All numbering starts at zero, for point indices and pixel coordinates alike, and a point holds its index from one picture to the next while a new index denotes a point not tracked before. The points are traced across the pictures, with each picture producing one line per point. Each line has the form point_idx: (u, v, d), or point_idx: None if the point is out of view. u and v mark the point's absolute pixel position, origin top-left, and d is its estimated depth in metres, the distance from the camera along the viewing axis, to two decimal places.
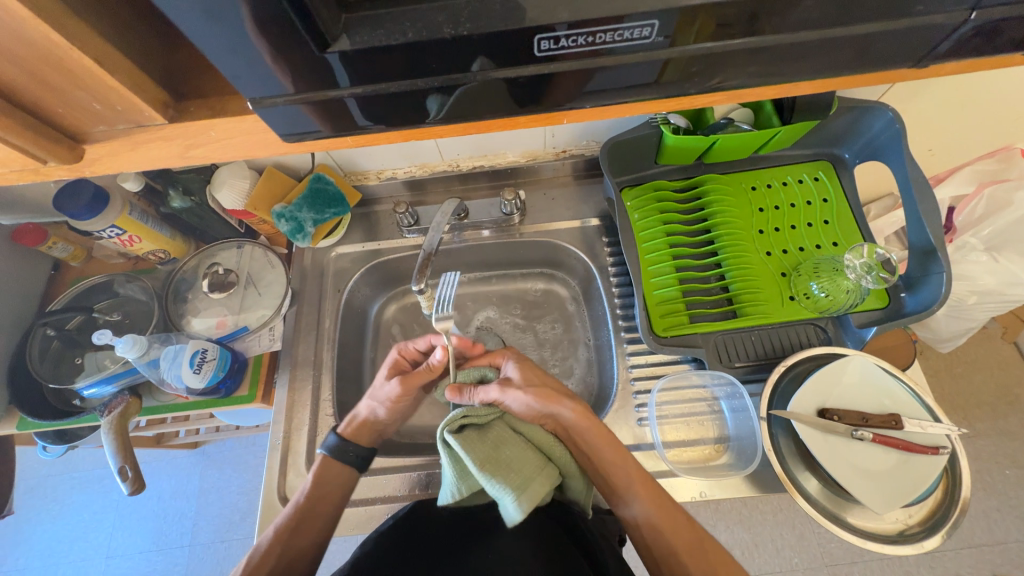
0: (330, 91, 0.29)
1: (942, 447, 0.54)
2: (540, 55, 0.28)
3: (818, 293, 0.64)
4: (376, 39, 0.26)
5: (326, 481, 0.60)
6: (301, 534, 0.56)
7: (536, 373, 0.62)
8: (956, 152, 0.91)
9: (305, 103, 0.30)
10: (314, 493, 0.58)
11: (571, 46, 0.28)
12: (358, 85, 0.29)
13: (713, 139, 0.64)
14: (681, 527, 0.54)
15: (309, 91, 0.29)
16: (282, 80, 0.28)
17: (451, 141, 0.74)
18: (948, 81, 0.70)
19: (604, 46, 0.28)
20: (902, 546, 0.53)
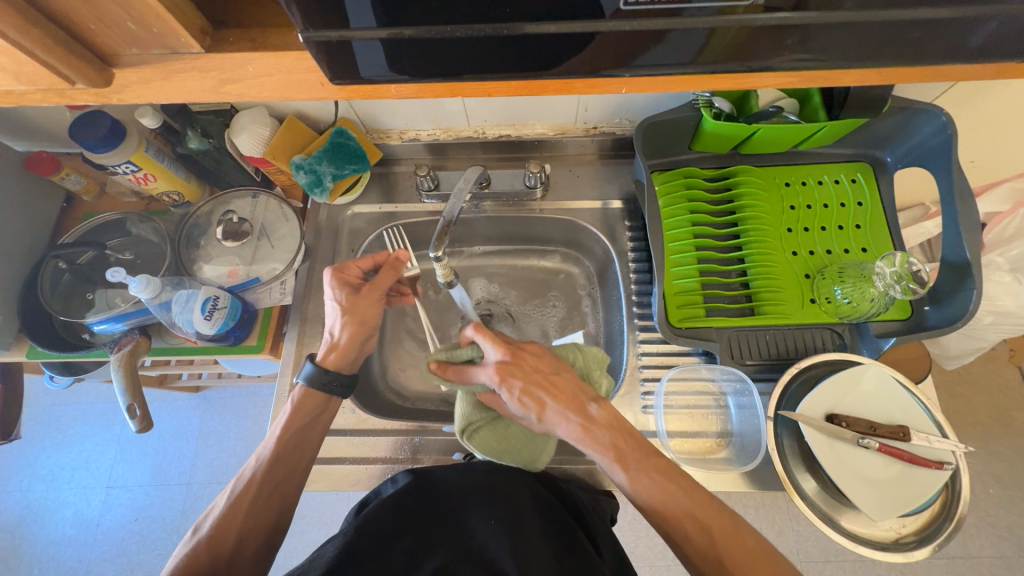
0: (353, 30, 0.26)
1: (946, 463, 0.54)
2: (610, 14, 0.26)
3: (841, 298, 0.63)
4: None
5: (303, 407, 0.60)
6: (288, 480, 0.57)
7: (521, 375, 0.54)
8: (995, 165, 0.88)
9: (324, 44, 0.27)
10: (295, 431, 0.59)
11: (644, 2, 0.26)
12: (384, 28, 0.26)
13: (755, 128, 0.62)
14: (700, 540, 0.47)
15: (336, 28, 0.26)
16: (296, 12, 0.26)
17: (479, 105, 0.71)
18: (1003, 89, 0.67)
19: (678, 5, 0.26)
20: (893, 553, 0.54)
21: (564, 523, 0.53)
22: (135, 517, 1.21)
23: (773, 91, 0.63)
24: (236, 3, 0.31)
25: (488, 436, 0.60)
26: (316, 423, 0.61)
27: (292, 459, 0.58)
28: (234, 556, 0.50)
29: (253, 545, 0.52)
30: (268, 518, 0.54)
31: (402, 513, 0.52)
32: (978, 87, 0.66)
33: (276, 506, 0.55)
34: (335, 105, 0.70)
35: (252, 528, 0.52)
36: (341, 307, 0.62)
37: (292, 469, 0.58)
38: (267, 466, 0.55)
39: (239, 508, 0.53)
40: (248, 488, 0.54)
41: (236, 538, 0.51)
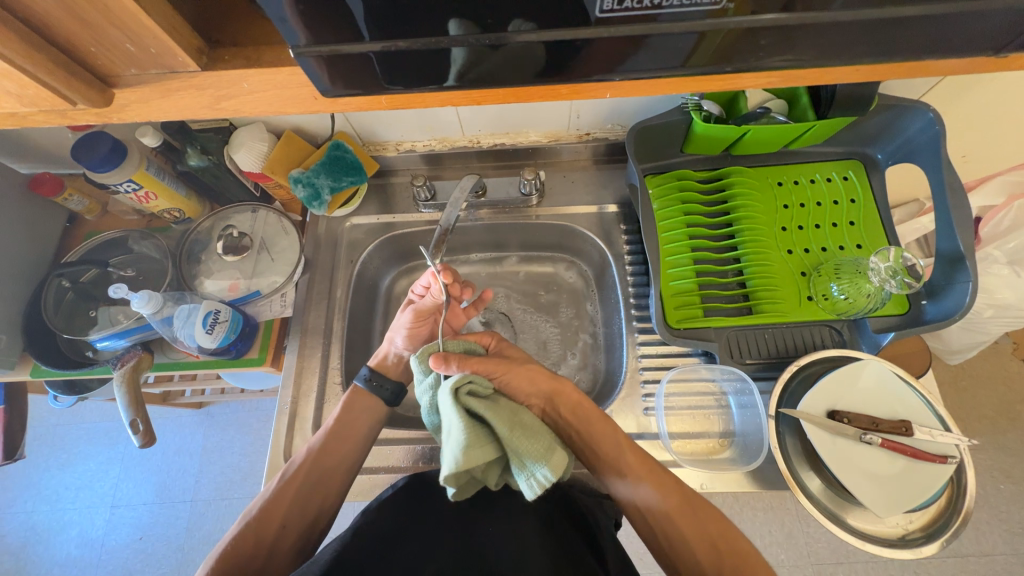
0: (347, 45, 0.27)
1: (950, 457, 0.54)
2: (597, 15, 0.27)
3: (838, 295, 0.63)
4: None
5: (356, 407, 0.61)
6: (332, 473, 0.57)
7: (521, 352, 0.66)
8: (987, 159, 0.89)
9: (319, 57, 0.28)
10: (343, 422, 0.59)
11: (625, 8, 0.27)
12: (377, 41, 0.27)
13: (745, 130, 0.63)
14: (668, 489, 0.54)
15: (330, 43, 0.27)
16: (291, 29, 0.26)
17: (473, 114, 0.72)
18: (990, 84, 0.68)
19: (655, 9, 0.27)
20: (899, 549, 0.53)
21: (563, 530, 0.53)
22: (140, 536, 1.20)
23: (761, 92, 0.64)
24: (232, 22, 0.32)
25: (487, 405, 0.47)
26: (365, 422, 0.61)
27: (339, 452, 0.58)
28: (274, 544, 0.52)
29: (294, 534, 0.53)
30: (311, 507, 0.55)
31: (405, 516, 0.52)
32: (965, 83, 0.67)
33: (319, 501, 0.55)
34: (332, 119, 0.72)
35: (295, 517, 0.53)
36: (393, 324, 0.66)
37: (341, 463, 0.58)
38: (315, 457, 0.56)
39: (286, 491, 0.54)
40: (294, 477, 0.55)
41: (279, 525, 0.53)
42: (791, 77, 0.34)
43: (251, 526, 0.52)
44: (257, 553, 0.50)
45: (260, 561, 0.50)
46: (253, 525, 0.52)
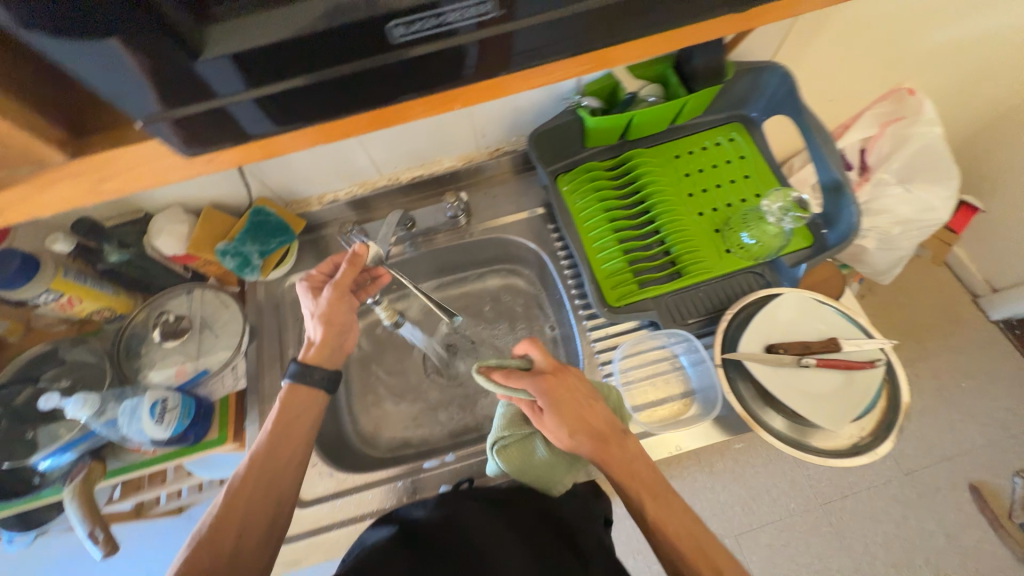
0: (208, 100, 0.32)
1: (877, 359, 0.59)
2: (397, 41, 0.32)
3: (749, 242, 0.70)
4: (251, 45, 0.30)
5: (296, 404, 0.61)
6: (278, 473, 0.57)
7: (568, 390, 0.56)
8: (850, 98, 1.02)
9: (174, 120, 0.33)
10: (283, 418, 0.59)
11: (421, 30, 0.32)
12: (248, 89, 0.32)
13: (629, 116, 0.69)
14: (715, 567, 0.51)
15: (184, 101, 0.31)
16: (147, 99, 0.31)
17: (386, 155, 0.76)
18: (826, 36, 0.79)
19: (449, 26, 0.32)
20: (860, 455, 0.56)
21: (546, 546, 0.54)
22: None
23: (634, 80, 0.70)
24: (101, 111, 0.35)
25: (515, 453, 0.59)
26: (305, 418, 0.61)
27: (285, 452, 0.58)
28: (235, 553, 0.52)
29: (255, 536, 0.54)
30: (265, 504, 0.55)
31: (381, 556, 0.50)
32: (806, 39, 0.78)
33: (273, 496, 0.56)
34: (246, 186, 0.73)
35: (252, 521, 0.54)
36: (309, 310, 0.65)
37: (287, 464, 0.58)
38: (261, 463, 0.56)
39: (233, 506, 0.54)
40: (244, 484, 0.55)
41: (236, 534, 0.53)
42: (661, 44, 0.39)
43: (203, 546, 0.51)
44: (219, 559, 0.50)
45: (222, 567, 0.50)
46: (204, 546, 0.51)
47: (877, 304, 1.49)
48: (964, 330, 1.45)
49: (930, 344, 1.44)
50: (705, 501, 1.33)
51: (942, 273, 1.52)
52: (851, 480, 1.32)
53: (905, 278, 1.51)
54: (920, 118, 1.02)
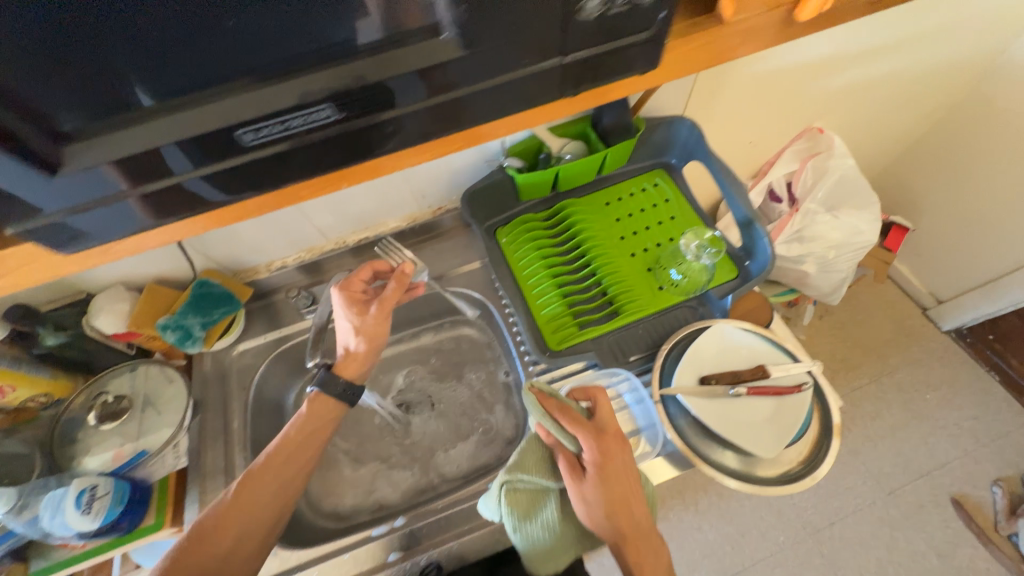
0: (100, 200, 0.36)
1: (804, 384, 0.61)
2: (250, 144, 0.36)
3: (678, 277, 0.75)
4: (119, 153, 0.34)
5: (316, 415, 0.65)
6: (285, 473, 0.61)
7: (618, 459, 0.57)
8: (768, 139, 1.11)
9: (71, 214, 0.36)
10: (302, 430, 0.63)
11: (271, 133, 0.36)
12: (132, 186, 0.36)
13: (554, 170, 0.74)
14: None
15: (77, 205, 0.36)
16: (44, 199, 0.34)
17: (330, 220, 0.80)
18: (730, 91, 0.88)
19: (300, 128, 0.36)
20: (800, 480, 0.57)
21: None
22: None
23: (557, 138, 0.76)
24: None
25: (525, 500, 0.56)
26: (323, 429, 0.65)
27: (299, 459, 0.62)
28: (238, 541, 0.57)
29: (257, 534, 0.58)
30: (271, 507, 0.59)
31: None
32: (711, 94, 0.86)
33: (279, 500, 0.60)
34: (189, 260, 0.75)
35: (253, 519, 0.58)
36: (350, 323, 0.66)
37: (296, 471, 0.62)
38: (275, 462, 0.61)
39: (223, 517, 0.57)
40: (254, 479, 0.59)
41: (242, 520, 0.58)
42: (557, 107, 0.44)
43: (191, 548, 0.56)
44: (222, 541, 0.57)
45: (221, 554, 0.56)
46: (212, 526, 0.57)
47: (836, 324, 1.54)
48: (920, 343, 1.49)
49: (891, 359, 1.47)
50: (694, 542, 1.28)
51: (891, 289, 1.58)
52: (836, 505, 1.29)
53: (858, 297, 1.57)
54: (833, 153, 1.11)
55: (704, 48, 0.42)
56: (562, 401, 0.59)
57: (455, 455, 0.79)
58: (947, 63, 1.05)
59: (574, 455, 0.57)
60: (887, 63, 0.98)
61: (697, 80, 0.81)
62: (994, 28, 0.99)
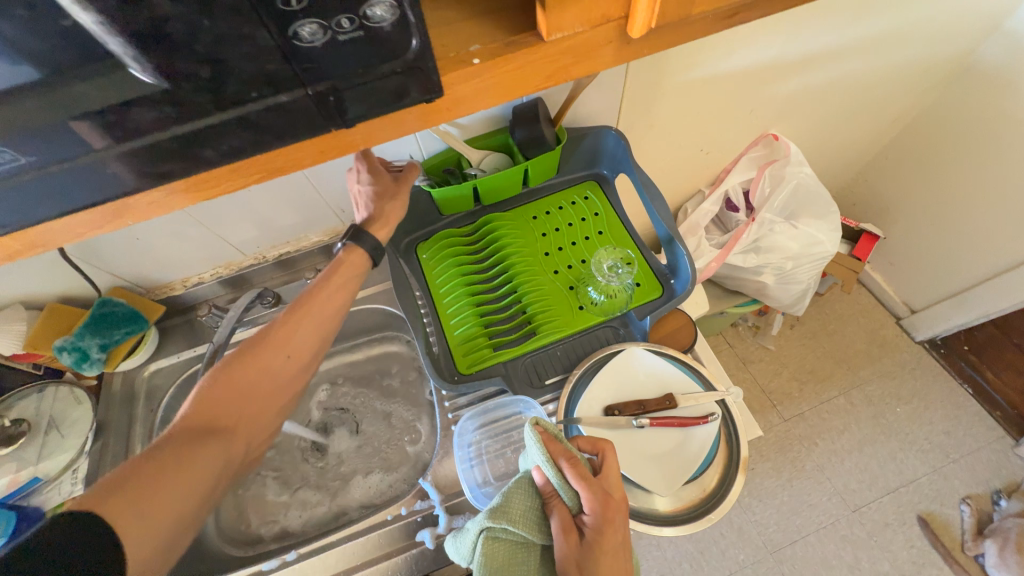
0: None
1: (711, 414, 0.60)
2: None
3: (598, 298, 0.71)
4: None
5: (349, 264, 0.62)
6: (319, 313, 0.60)
7: (616, 528, 0.51)
8: (723, 147, 1.07)
9: None
10: (331, 276, 0.61)
11: None
12: None
13: (472, 184, 0.70)
14: None
15: None
16: None
17: (243, 237, 0.77)
18: (668, 100, 0.84)
19: None
20: (704, 516, 0.56)
21: None
22: None
23: (475, 151, 0.72)
24: None
25: (502, 551, 0.50)
26: (353, 280, 0.62)
27: (331, 305, 0.60)
28: (278, 369, 0.57)
29: (293, 366, 0.58)
30: (305, 350, 0.59)
31: None
32: (647, 104, 0.82)
33: (312, 342, 0.59)
34: (92, 279, 0.73)
35: (294, 351, 0.58)
36: (371, 187, 0.63)
37: (329, 316, 0.60)
38: (310, 305, 0.59)
39: (257, 357, 0.56)
40: (293, 320, 0.58)
41: (283, 352, 0.57)
42: (331, 147, 0.34)
43: (222, 380, 0.54)
44: (264, 368, 0.56)
45: (262, 378, 0.56)
46: (254, 353, 0.56)
47: (806, 334, 1.49)
48: (894, 354, 1.44)
49: (862, 370, 1.43)
50: (651, 561, 1.24)
51: (864, 298, 1.53)
52: (799, 522, 1.25)
53: (831, 306, 1.52)
54: (790, 160, 1.06)
55: (526, 69, 0.33)
56: (567, 449, 0.53)
57: (373, 477, 0.78)
58: (907, 66, 1.01)
59: (571, 514, 0.52)
60: (841, 67, 0.93)
61: (627, 89, 0.76)
62: (954, 29, 0.94)
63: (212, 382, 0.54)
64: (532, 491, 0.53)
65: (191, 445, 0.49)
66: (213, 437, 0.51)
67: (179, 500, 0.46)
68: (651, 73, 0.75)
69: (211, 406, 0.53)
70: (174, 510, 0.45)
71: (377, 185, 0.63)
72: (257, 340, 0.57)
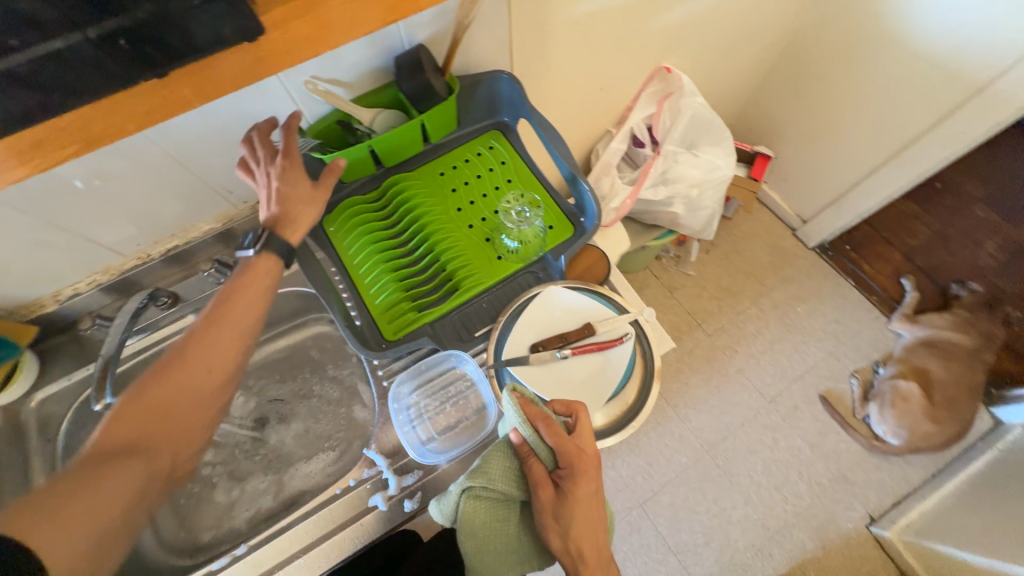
0: None
1: (625, 334, 0.66)
2: None
3: (514, 246, 0.73)
4: None
5: (264, 264, 0.57)
6: (238, 318, 0.54)
7: (590, 481, 0.57)
8: (622, 84, 1.09)
9: None
10: (246, 279, 0.56)
11: None
12: None
13: (367, 145, 0.66)
14: None
15: None
16: None
17: (115, 236, 0.69)
18: (559, 40, 0.83)
19: None
20: (629, 424, 0.63)
21: None
22: None
23: (365, 110, 0.67)
24: None
25: (483, 508, 0.55)
26: (271, 281, 0.57)
27: (249, 309, 0.55)
28: (200, 379, 0.51)
29: (217, 377, 0.52)
30: (229, 358, 0.53)
31: None
32: (538, 45, 0.81)
33: (236, 350, 0.54)
34: None
35: (218, 359, 0.52)
36: (279, 184, 0.57)
37: (251, 320, 0.55)
38: (227, 310, 0.54)
39: (176, 372, 0.50)
40: (210, 328, 0.53)
41: (203, 361, 0.51)
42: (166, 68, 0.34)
43: (138, 398, 0.49)
44: (182, 380, 0.50)
45: (182, 390, 0.50)
46: (170, 364, 0.51)
47: (720, 255, 1.63)
48: (793, 262, 1.62)
49: (768, 280, 1.60)
50: (608, 481, 1.36)
51: (765, 215, 1.68)
52: (728, 421, 1.42)
53: (738, 227, 1.67)
54: (684, 92, 1.11)
55: None
56: (543, 412, 0.57)
57: (320, 464, 0.77)
58: None
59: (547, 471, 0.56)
60: None
61: (514, 31, 0.74)
62: None
63: (126, 408, 0.49)
64: (509, 452, 0.57)
65: (104, 472, 0.44)
66: (131, 462, 0.46)
67: (94, 530, 0.42)
68: (536, 12, 0.74)
69: (129, 431, 0.48)
70: (87, 540, 0.41)
71: (288, 185, 0.57)
72: (174, 356, 0.51)
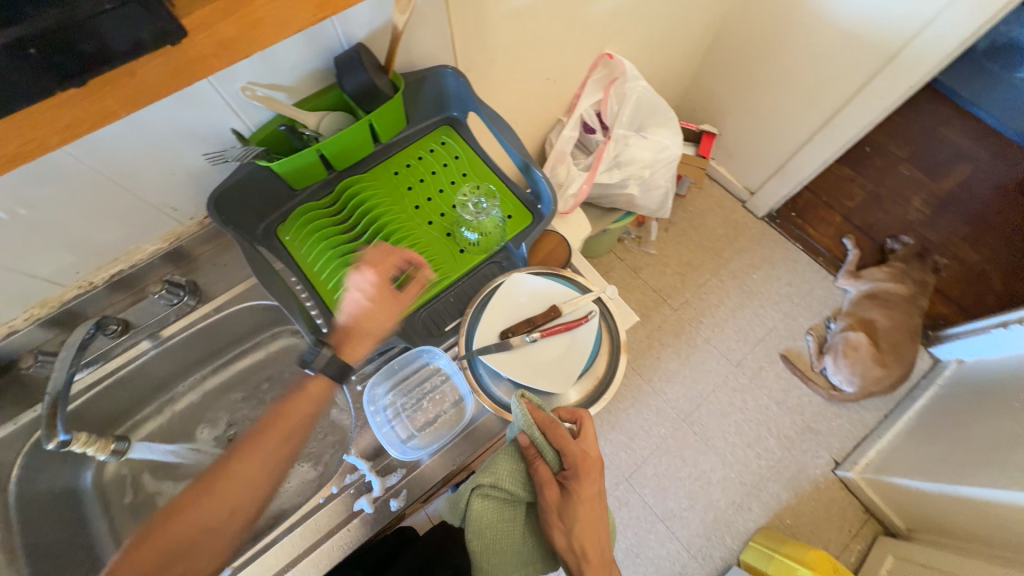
0: None
1: (591, 311, 0.69)
2: None
3: (475, 237, 0.74)
4: None
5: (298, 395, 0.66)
6: (273, 447, 0.63)
7: (595, 482, 0.59)
8: (567, 73, 1.12)
9: None
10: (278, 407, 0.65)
11: None
12: None
13: (318, 148, 0.64)
14: None
15: None
16: None
17: (51, 266, 0.65)
18: (500, 31, 0.84)
19: None
20: (605, 394, 0.66)
21: None
22: None
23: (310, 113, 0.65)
24: None
25: (490, 508, 0.57)
26: (300, 415, 0.65)
27: (283, 440, 0.64)
28: (237, 497, 0.61)
29: (250, 499, 0.62)
30: (263, 481, 0.62)
31: None
32: (479, 38, 0.81)
33: (268, 475, 0.63)
34: None
35: (252, 481, 0.62)
36: (359, 295, 0.62)
37: (282, 447, 0.64)
38: (263, 437, 0.64)
39: (218, 490, 0.61)
40: (248, 453, 0.63)
41: (241, 481, 0.62)
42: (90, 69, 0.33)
43: (185, 510, 0.61)
44: (222, 498, 0.61)
45: (221, 509, 0.60)
46: (215, 481, 0.62)
47: (678, 233, 1.69)
48: (746, 232, 1.71)
49: (725, 252, 1.67)
50: None
51: (716, 190, 1.76)
52: (700, 389, 1.49)
53: (692, 204, 1.74)
54: (627, 77, 1.15)
55: None
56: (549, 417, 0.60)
57: (306, 472, 0.77)
58: None
59: (553, 472, 0.58)
60: None
61: (454, 25, 0.74)
62: None
63: (175, 517, 0.60)
64: (516, 455, 0.59)
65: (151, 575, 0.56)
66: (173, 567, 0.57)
67: None
68: (474, 6, 0.74)
69: (174, 539, 0.59)
70: None
71: (369, 296, 0.63)
72: (221, 470, 0.63)
